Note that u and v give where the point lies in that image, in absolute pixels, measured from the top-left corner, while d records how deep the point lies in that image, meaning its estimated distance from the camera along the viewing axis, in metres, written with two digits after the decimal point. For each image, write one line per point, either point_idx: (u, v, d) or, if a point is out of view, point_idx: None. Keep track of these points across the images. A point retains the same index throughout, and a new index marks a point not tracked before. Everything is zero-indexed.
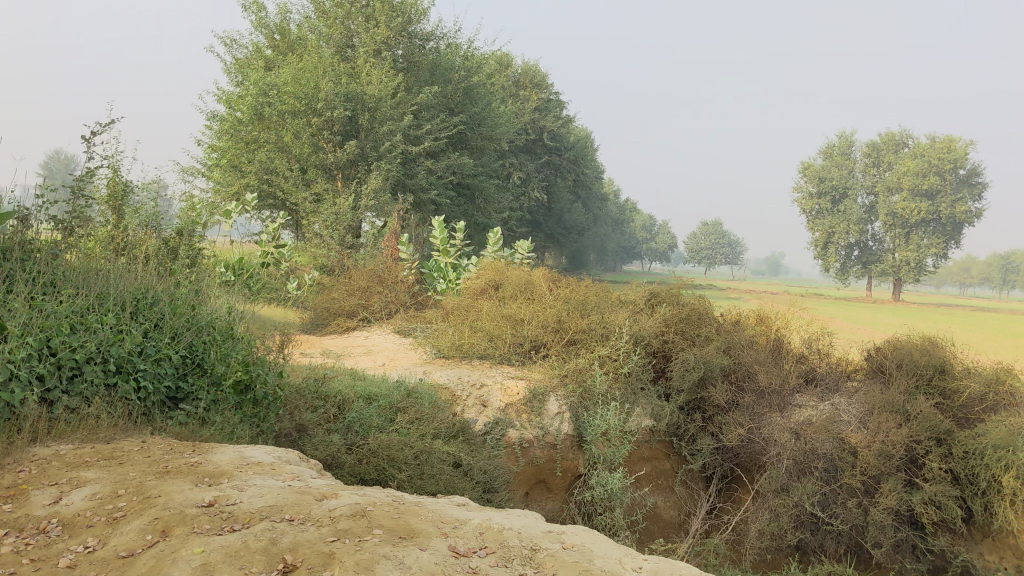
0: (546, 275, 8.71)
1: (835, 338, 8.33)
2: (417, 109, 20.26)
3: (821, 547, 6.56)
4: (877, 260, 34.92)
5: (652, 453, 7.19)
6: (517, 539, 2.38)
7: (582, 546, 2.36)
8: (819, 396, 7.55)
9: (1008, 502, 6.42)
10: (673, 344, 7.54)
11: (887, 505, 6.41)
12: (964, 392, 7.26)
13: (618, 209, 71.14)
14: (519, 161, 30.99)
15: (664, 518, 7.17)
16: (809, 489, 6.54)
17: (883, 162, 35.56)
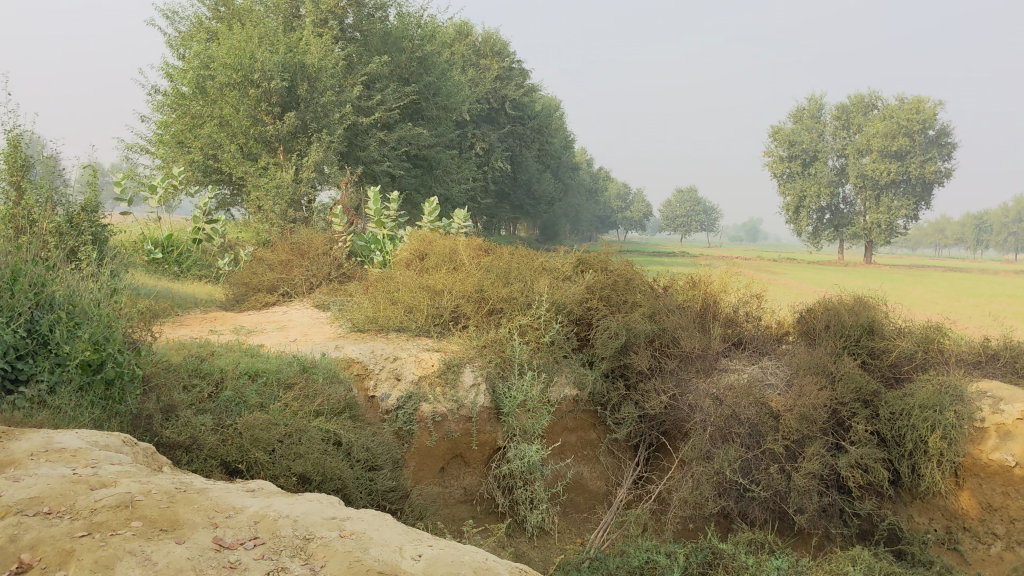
0: (474, 244, 8.49)
1: (768, 301, 8.16)
2: (367, 79, 19.87)
3: (743, 514, 6.42)
4: (848, 223, 36.79)
5: (576, 424, 7.06)
6: (291, 531, 2.43)
7: (357, 540, 2.46)
8: (745, 361, 7.38)
9: (935, 462, 6.41)
10: (595, 311, 7.36)
11: (809, 470, 6.25)
12: (894, 350, 7.08)
13: (591, 179, 71.12)
14: (482, 131, 30.62)
15: (589, 489, 7.01)
16: (731, 455, 6.40)
17: (851, 125, 36.69)
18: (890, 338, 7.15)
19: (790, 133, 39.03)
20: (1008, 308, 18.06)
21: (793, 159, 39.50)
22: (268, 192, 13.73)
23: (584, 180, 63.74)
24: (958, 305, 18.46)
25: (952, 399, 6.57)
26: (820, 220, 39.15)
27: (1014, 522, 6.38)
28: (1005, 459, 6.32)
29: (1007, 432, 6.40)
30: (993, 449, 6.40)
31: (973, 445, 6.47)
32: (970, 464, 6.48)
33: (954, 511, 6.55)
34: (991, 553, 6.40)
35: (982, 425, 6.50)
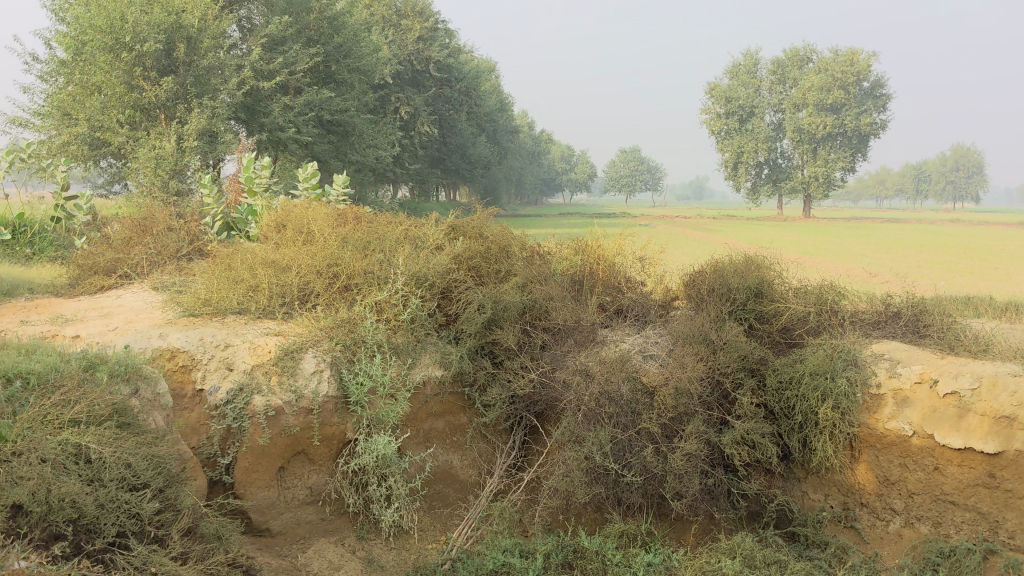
0: (336, 214, 7.72)
1: (658, 266, 7.61)
2: (268, 41, 18.84)
3: (617, 501, 5.77)
4: (787, 176, 40.08)
5: (443, 408, 6.33)
6: None
7: None
8: (626, 331, 6.74)
9: (827, 435, 5.85)
10: (460, 283, 6.61)
11: (687, 451, 5.58)
12: (784, 313, 6.49)
13: (533, 141, 70.90)
14: (406, 94, 29.52)
15: (459, 480, 6.33)
16: (601, 437, 5.69)
17: (788, 78, 38.65)
18: (779, 299, 6.57)
19: (727, 89, 39.10)
20: (931, 259, 18.24)
21: (728, 116, 39.67)
22: (150, 164, 12.82)
23: (523, 142, 63.35)
24: (884, 257, 18.64)
25: (845, 365, 6.00)
26: (758, 175, 40.80)
27: (912, 496, 5.89)
28: (902, 428, 5.81)
29: (904, 399, 5.88)
30: (889, 419, 5.88)
31: (869, 414, 5.95)
32: (865, 436, 5.97)
33: (850, 486, 6.07)
34: (889, 530, 5.95)
35: (878, 392, 5.97)
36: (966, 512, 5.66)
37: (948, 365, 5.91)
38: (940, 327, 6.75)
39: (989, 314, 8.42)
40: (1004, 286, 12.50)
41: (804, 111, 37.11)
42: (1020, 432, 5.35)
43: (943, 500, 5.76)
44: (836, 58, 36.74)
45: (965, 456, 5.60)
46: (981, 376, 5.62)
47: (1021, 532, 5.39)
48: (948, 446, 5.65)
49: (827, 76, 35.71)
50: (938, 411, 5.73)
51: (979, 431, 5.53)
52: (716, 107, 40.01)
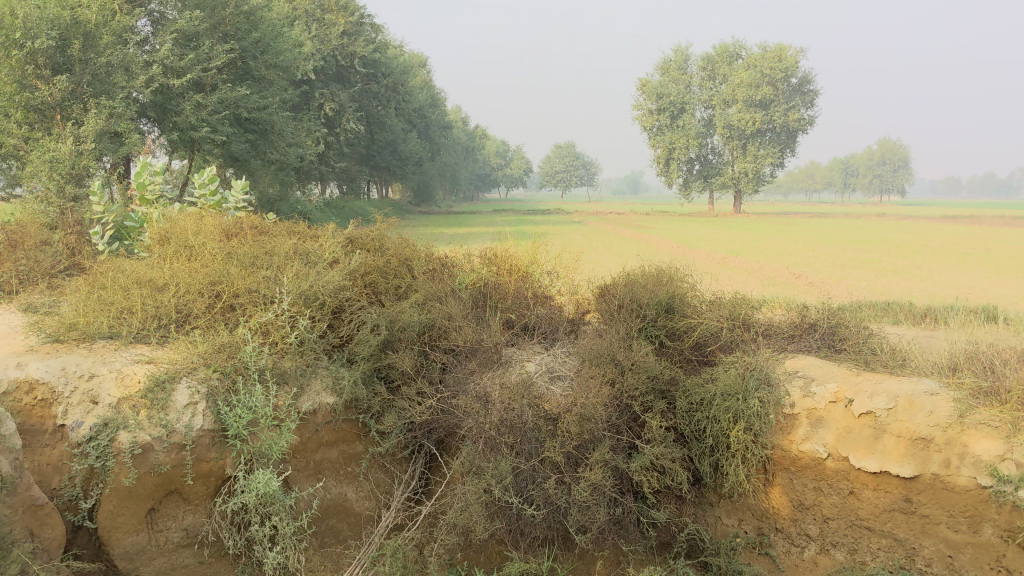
0: (225, 224, 7.22)
1: (568, 279, 7.28)
2: (181, 36, 18.02)
3: (519, 534, 5.37)
4: (718, 172, 41.20)
5: (336, 436, 5.83)
6: None
7: None
8: (533, 350, 6.36)
9: (740, 459, 5.52)
10: (354, 301, 6.12)
11: (591, 481, 5.17)
12: (697, 330, 6.18)
13: (467, 137, 70.76)
14: (330, 91, 28.87)
15: (354, 513, 5.91)
16: (501, 468, 5.26)
17: (720, 75, 39.66)
18: (690, 315, 6.24)
19: (659, 85, 39.76)
20: (854, 257, 18.70)
21: (660, 112, 40.11)
22: (43, 167, 12.10)
23: (456, 138, 63.04)
24: (810, 256, 19.08)
25: (756, 385, 5.72)
26: (690, 170, 41.59)
27: (827, 521, 5.64)
28: (816, 450, 5.58)
29: (819, 419, 5.66)
30: (803, 440, 5.65)
31: (783, 435, 5.71)
32: (779, 458, 5.72)
33: (764, 510, 5.80)
34: (804, 557, 5.70)
35: (791, 412, 5.74)
36: (881, 539, 5.41)
37: (863, 383, 5.69)
38: (856, 340, 6.52)
39: (905, 321, 8.32)
40: (922, 286, 12.72)
41: (733, 106, 38.71)
42: (936, 454, 5.15)
43: (858, 525, 5.51)
44: (764, 57, 37.57)
45: (880, 480, 5.36)
46: (897, 396, 5.44)
47: (937, 560, 5.17)
48: (864, 469, 5.41)
49: (757, 72, 37.20)
50: (853, 431, 5.51)
51: (895, 453, 5.32)
52: (648, 102, 40.33)
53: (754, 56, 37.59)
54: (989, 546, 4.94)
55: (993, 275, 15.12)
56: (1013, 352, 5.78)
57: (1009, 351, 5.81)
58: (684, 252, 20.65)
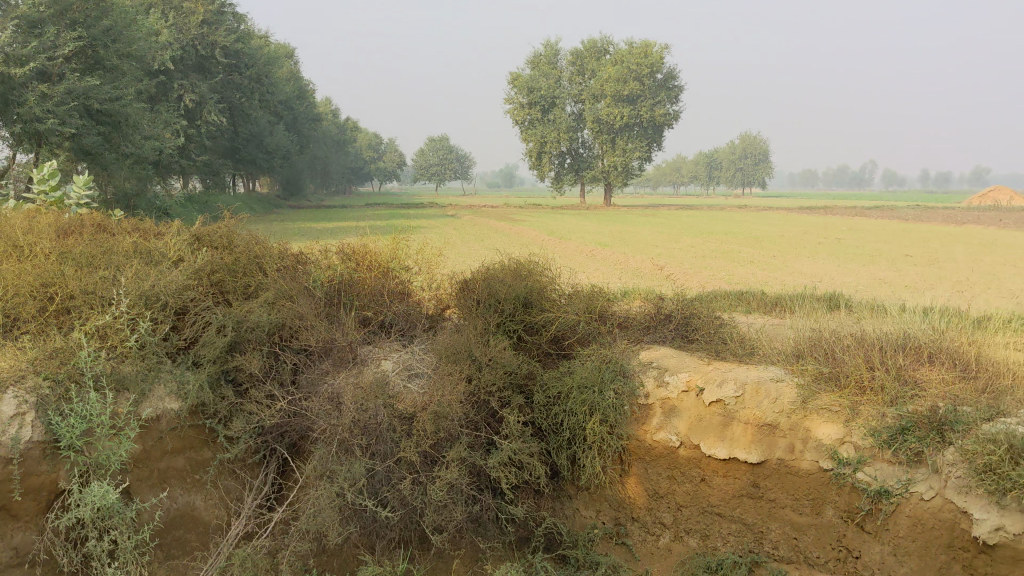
0: (60, 221, 6.79)
1: (427, 274, 7.18)
2: (22, 22, 16.96)
3: (375, 537, 5.27)
4: (588, 166, 41.91)
5: (180, 443, 5.52)
6: None
7: None
8: (389, 347, 6.23)
9: (596, 451, 5.54)
10: (199, 301, 5.83)
11: (446, 480, 5.11)
12: (554, 323, 6.16)
13: (337, 130, 69.67)
14: (189, 81, 27.83)
15: (202, 523, 5.60)
16: (354, 470, 5.14)
17: (588, 70, 40.34)
18: (548, 308, 6.22)
19: (529, 79, 39.72)
20: (715, 248, 19.32)
21: (531, 106, 40.47)
22: None
23: (327, 132, 61.95)
24: (674, 247, 19.61)
25: (613, 376, 5.75)
26: (561, 164, 42.13)
27: (680, 509, 5.74)
28: (669, 439, 5.66)
29: (672, 408, 5.71)
30: (657, 430, 5.70)
31: (637, 425, 5.74)
32: (634, 448, 5.76)
33: (621, 501, 5.83)
34: (658, 546, 5.78)
35: (646, 402, 5.76)
36: (732, 524, 5.56)
37: (713, 372, 5.83)
38: (707, 330, 6.68)
39: (756, 310, 8.60)
40: (775, 275, 13.22)
41: (602, 101, 39.44)
42: (781, 440, 5.34)
43: (710, 512, 5.63)
44: (630, 53, 38.42)
45: (730, 467, 5.50)
46: (744, 383, 5.55)
47: (784, 542, 5.35)
48: (714, 456, 5.53)
49: (624, 67, 38.04)
50: (704, 420, 5.60)
51: (743, 440, 5.46)
52: (519, 96, 40.61)
53: (621, 52, 38.39)
54: (831, 527, 5.16)
55: (841, 263, 15.89)
56: (852, 337, 6.04)
57: (848, 336, 6.08)
58: (553, 244, 20.88)
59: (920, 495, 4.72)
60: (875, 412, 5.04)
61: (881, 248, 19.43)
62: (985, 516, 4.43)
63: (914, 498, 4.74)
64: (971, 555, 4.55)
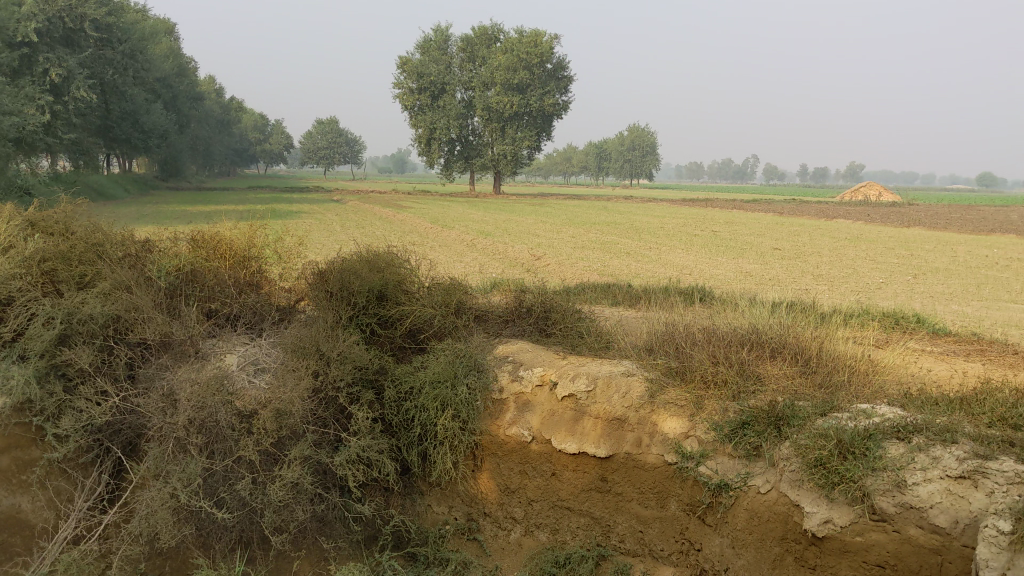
0: None
1: (282, 263, 6.93)
2: None
3: (212, 538, 5.07)
4: (477, 153, 41.88)
5: (4, 441, 5.18)
6: None
7: None
8: (235, 341, 5.99)
9: (447, 448, 5.45)
10: (28, 292, 5.48)
11: (288, 479, 4.95)
12: (409, 316, 6.03)
13: (222, 111, 67.64)
14: (56, 55, 26.41)
15: (30, 525, 5.21)
16: (189, 470, 4.92)
17: (478, 57, 40.26)
18: (403, 301, 6.09)
19: (419, 64, 39.31)
20: (595, 238, 19.56)
21: (420, 91, 40.11)
22: None
23: (210, 113, 60.06)
24: (555, 237, 19.75)
25: (467, 371, 5.69)
26: (450, 151, 41.96)
27: (531, 503, 5.72)
28: (521, 434, 5.61)
29: (525, 403, 5.70)
30: (510, 424, 5.66)
31: (491, 420, 5.70)
32: (486, 443, 5.70)
33: (472, 496, 5.77)
34: (509, 541, 5.75)
35: (500, 397, 5.74)
36: (580, 518, 5.58)
37: (567, 366, 5.83)
38: (565, 324, 6.67)
39: (621, 303, 8.69)
40: (648, 267, 13.43)
41: (492, 89, 39.45)
42: (629, 434, 5.35)
43: (559, 506, 5.64)
44: (520, 42, 38.52)
45: (579, 461, 5.50)
46: (596, 378, 5.59)
47: (630, 535, 5.40)
48: (563, 451, 5.51)
49: (514, 56, 38.20)
50: (556, 414, 5.60)
51: (592, 435, 5.46)
52: (409, 82, 40.19)
53: (511, 40, 38.46)
54: (674, 519, 5.20)
55: (714, 256, 16.30)
56: (703, 331, 6.13)
57: (699, 330, 6.17)
58: (436, 232, 20.72)
59: (757, 488, 4.77)
60: (718, 407, 5.16)
61: (754, 241, 20.04)
62: (814, 510, 4.50)
63: (751, 491, 4.79)
64: (801, 547, 4.63)
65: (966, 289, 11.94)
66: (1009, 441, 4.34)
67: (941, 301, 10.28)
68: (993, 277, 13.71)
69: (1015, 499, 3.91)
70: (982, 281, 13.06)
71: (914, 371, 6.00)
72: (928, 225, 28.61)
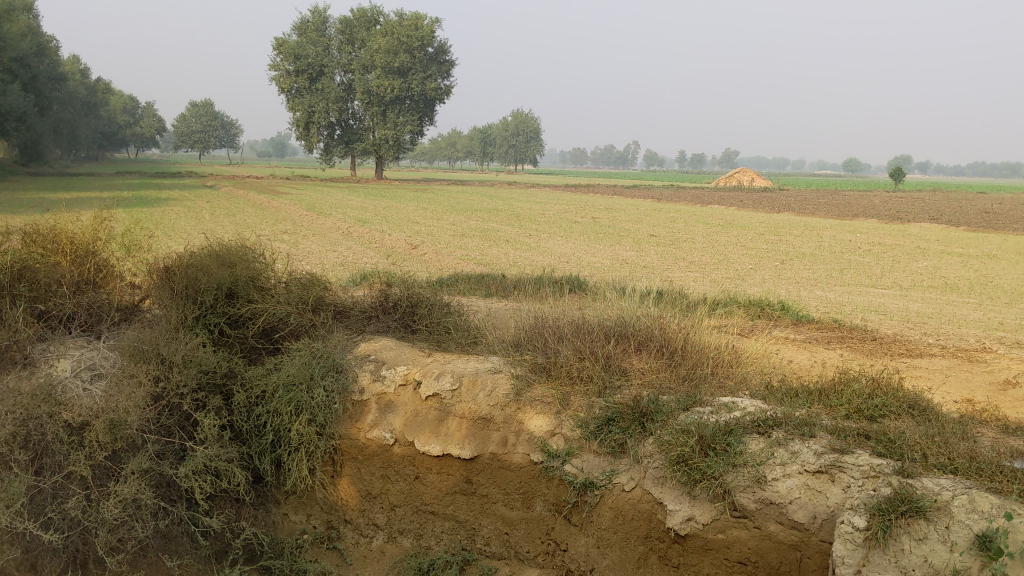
0: None
1: (127, 257, 6.46)
2: None
3: (42, 562, 4.70)
4: (358, 138, 41.15)
5: None
6: None
7: None
8: (69, 344, 5.53)
9: (302, 455, 5.17)
10: None
11: (122, 496, 4.61)
12: (261, 315, 5.70)
13: (88, 92, 64.43)
14: None
15: None
16: (12, 490, 4.55)
17: (357, 39, 39.49)
18: (256, 299, 5.74)
19: (296, 46, 38.27)
20: (475, 225, 19.40)
21: (298, 74, 39.08)
22: None
23: (75, 93, 57.11)
24: (435, 224, 19.49)
25: (324, 372, 5.41)
26: (330, 135, 41.08)
27: (394, 509, 5.48)
28: (383, 437, 5.36)
29: (388, 404, 5.44)
30: (371, 427, 5.40)
31: (350, 423, 5.42)
32: (346, 447, 5.42)
33: (332, 503, 5.49)
34: (371, 548, 5.49)
35: (361, 398, 5.46)
36: (445, 522, 5.37)
37: (431, 364, 5.60)
38: (430, 319, 6.45)
39: (493, 293, 8.53)
40: (526, 255, 13.34)
41: (372, 72, 38.78)
42: (495, 433, 5.18)
43: (423, 510, 5.42)
44: (399, 24, 37.98)
45: (443, 463, 5.28)
46: (461, 375, 5.39)
47: (496, 538, 5.22)
48: (427, 453, 5.29)
49: (394, 39, 37.70)
50: (420, 415, 5.37)
51: (457, 435, 5.25)
52: (286, 64, 39.09)
53: (390, 23, 37.88)
54: (540, 520, 5.06)
55: (592, 242, 16.36)
56: (570, 324, 6.01)
57: (567, 322, 6.04)
58: (313, 220, 20.16)
59: (622, 486, 4.67)
60: (584, 404, 5.05)
61: (631, 227, 20.29)
62: (677, 508, 4.42)
63: (617, 489, 4.69)
64: (665, 546, 4.54)
65: (830, 273, 12.30)
66: (864, 433, 4.35)
67: (807, 287, 10.53)
68: (855, 261, 14.19)
69: (870, 494, 3.90)
70: (845, 265, 13.49)
71: (776, 361, 6.04)
72: (796, 209, 29.64)
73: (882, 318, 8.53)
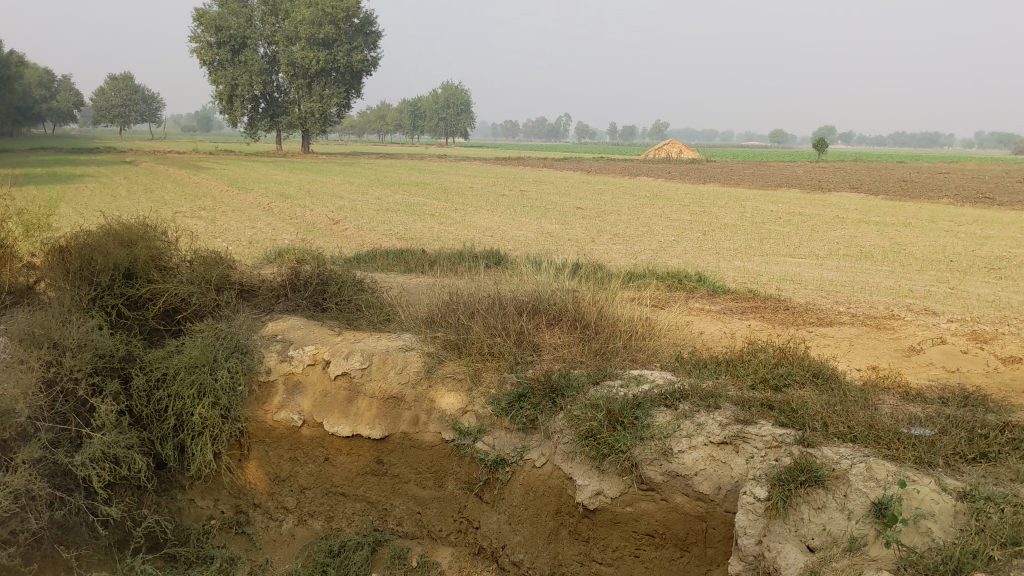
0: None
1: (20, 237, 6.19)
2: None
3: None
4: (283, 111, 40.33)
5: None
6: None
7: None
8: None
9: (206, 439, 5.04)
10: None
11: (13, 487, 4.43)
12: (162, 295, 5.52)
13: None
14: None
15: None
16: None
17: (280, 10, 38.59)
18: (155, 279, 5.56)
19: (216, 16, 37.24)
20: (400, 199, 19.16)
21: (219, 45, 38.06)
22: None
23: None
24: (359, 199, 19.21)
25: (228, 353, 5.27)
26: (254, 109, 40.18)
27: (304, 491, 5.37)
28: (291, 419, 5.25)
29: (295, 384, 5.33)
30: (278, 409, 5.28)
31: (257, 405, 5.30)
32: (253, 430, 5.30)
33: (240, 487, 5.37)
34: (280, 532, 5.37)
35: (267, 379, 5.34)
36: (356, 503, 5.28)
37: (341, 343, 5.49)
38: (342, 297, 6.32)
39: (410, 269, 8.41)
40: (449, 229, 13.21)
41: (296, 44, 37.97)
42: (406, 412, 5.10)
43: (333, 492, 5.32)
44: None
45: (353, 444, 5.19)
46: (371, 354, 5.29)
47: (407, 518, 5.14)
48: (337, 434, 5.19)
49: (318, 10, 36.95)
50: (329, 395, 5.27)
51: (366, 415, 5.16)
52: (206, 35, 38.02)
53: None
54: (452, 499, 4.99)
55: (518, 216, 16.30)
56: (483, 299, 5.94)
57: (480, 298, 5.98)
58: (234, 195, 19.69)
59: (533, 462, 4.63)
60: (494, 380, 5.00)
61: (558, 200, 20.28)
62: (586, 482, 4.40)
63: (527, 466, 4.65)
64: (575, 520, 4.53)
65: (749, 244, 12.44)
66: (767, 404, 4.38)
67: (727, 257, 10.63)
68: (775, 231, 14.39)
69: (771, 463, 3.93)
70: (765, 235, 13.66)
71: (688, 333, 6.06)
72: (721, 180, 29.97)
73: (797, 287, 8.65)
